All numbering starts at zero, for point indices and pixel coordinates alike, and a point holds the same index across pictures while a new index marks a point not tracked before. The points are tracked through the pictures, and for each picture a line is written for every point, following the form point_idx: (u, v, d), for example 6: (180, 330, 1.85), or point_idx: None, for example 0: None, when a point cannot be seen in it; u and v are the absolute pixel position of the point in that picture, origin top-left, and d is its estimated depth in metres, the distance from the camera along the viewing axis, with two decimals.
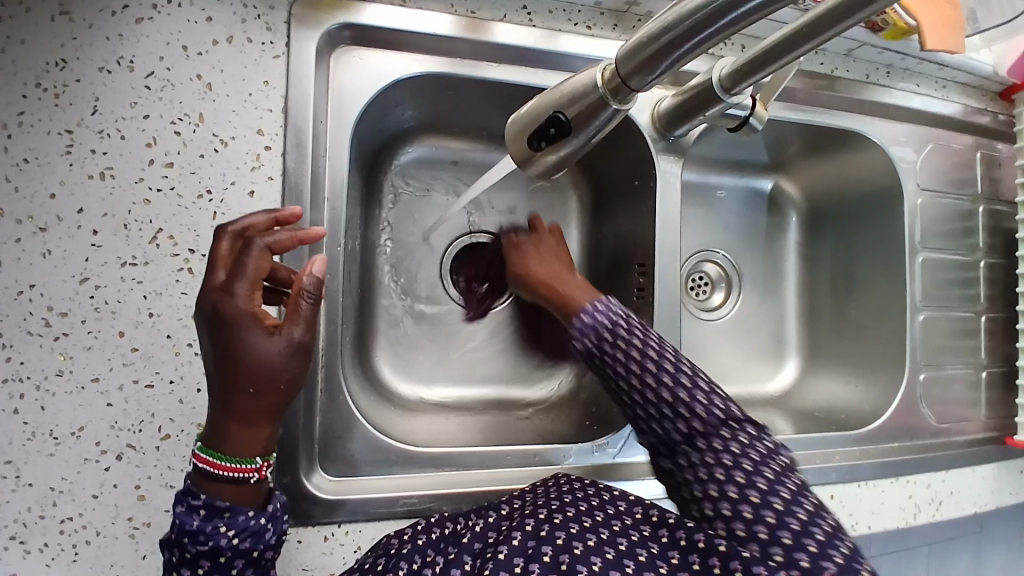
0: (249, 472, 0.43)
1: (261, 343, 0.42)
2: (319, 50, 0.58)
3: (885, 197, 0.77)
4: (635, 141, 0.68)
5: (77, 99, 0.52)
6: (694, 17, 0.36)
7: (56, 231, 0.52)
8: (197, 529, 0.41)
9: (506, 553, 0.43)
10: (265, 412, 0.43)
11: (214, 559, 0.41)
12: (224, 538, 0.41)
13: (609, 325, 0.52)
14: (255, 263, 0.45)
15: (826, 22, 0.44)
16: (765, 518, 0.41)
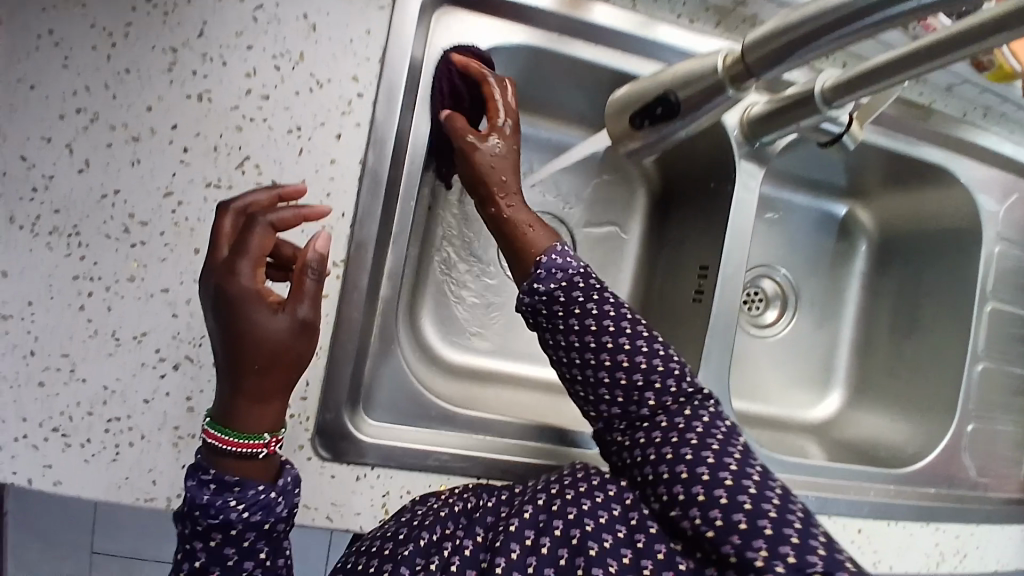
0: (258, 448, 0.45)
1: (268, 323, 0.44)
2: (424, 8, 0.59)
3: (965, 239, 0.75)
4: (717, 142, 0.68)
5: (185, 21, 0.54)
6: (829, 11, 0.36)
7: (147, 143, 0.54)
8: (208, 503, 0.44)
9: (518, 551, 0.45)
10: (272, 388, 0.45)
11: (229, 532, 0.44)
12: (234, 512, 0.44)
13: (563, 287, 0.51)
14: (258, 240, 0.45)
15: (938, 50, 0.44)
16: (739, 522, 0.42)
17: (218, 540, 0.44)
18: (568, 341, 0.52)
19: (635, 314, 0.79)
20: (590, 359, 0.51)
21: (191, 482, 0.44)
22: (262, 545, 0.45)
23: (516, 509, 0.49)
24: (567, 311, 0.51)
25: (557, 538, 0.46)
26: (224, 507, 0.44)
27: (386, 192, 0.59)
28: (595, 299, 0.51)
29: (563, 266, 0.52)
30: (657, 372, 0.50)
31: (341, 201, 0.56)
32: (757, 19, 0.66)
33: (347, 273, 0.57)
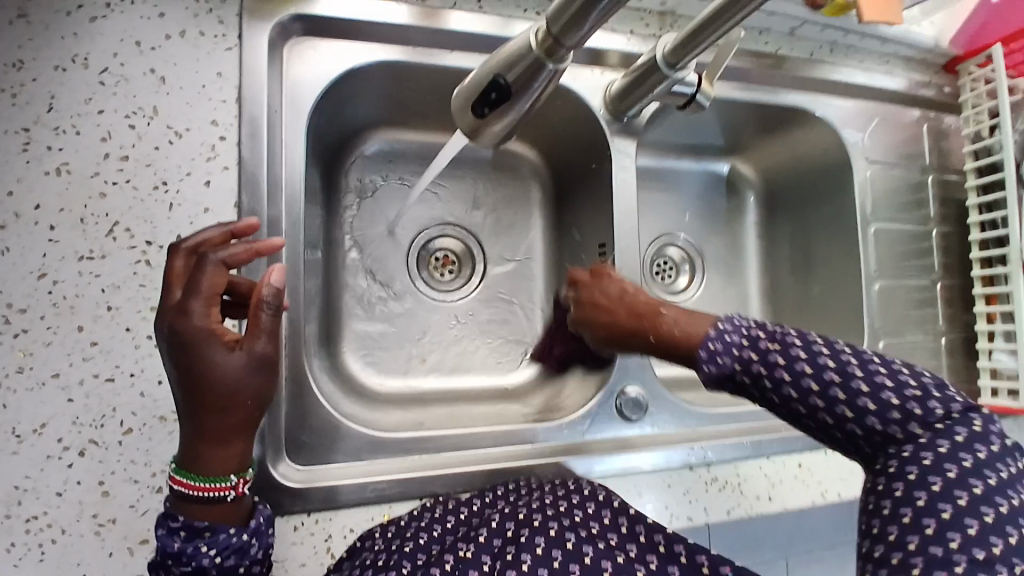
0: (224, 491, 0.42)
1: (223, 362, 0.41)
2: (270, 42, 0.58)
3: (838, 170, 0.79)
4: (591, 125, 0.70)
5: (34, 98, 0.52)
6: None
7: (14, 229, 0.51)
8: (181, 550, 0.41)
9: (530, 562, 0.44)
10: (238, 428, 0.42)
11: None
12: (208, 557, 0.41)
13: (749, 343, 0.47)
14: (210, 279, 0.43)
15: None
16: (932, 481, 0.39)
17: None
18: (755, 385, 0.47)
19: (553, 304, 0.80)
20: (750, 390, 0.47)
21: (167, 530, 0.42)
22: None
23: (525, 538, 0.46)
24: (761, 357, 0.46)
25: None
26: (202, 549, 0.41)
27: (270, 231, 0.58)
28: (777, 347, 0.46)
29: (736, 330, 0.48)
30: (832, 366, 0.44)
31: None
32: None
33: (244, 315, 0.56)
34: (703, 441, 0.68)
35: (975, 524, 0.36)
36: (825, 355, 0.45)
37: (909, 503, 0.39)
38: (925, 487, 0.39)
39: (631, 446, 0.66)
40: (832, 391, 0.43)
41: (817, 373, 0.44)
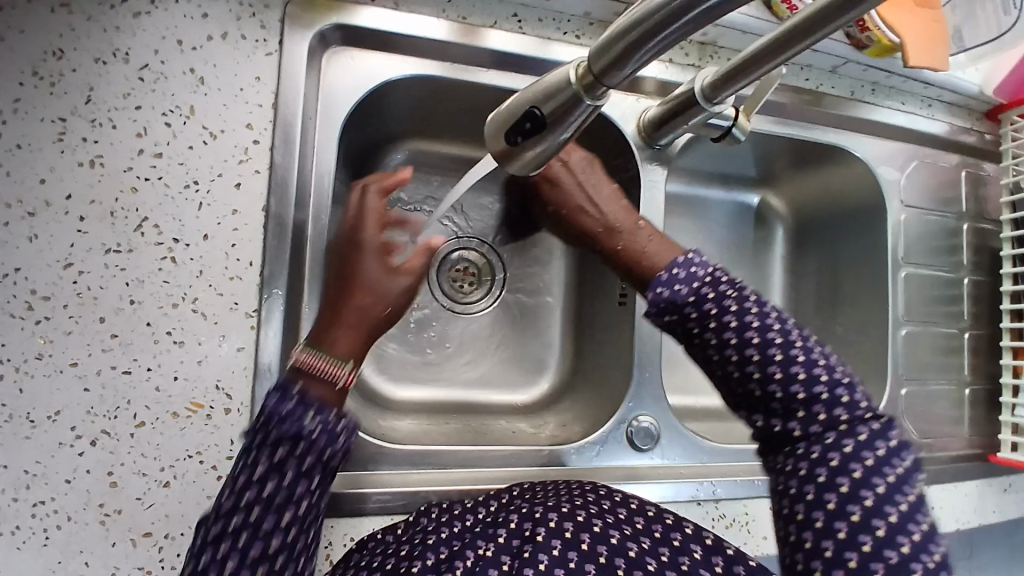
0: (338, 373, 0.47)
1: (389, 282, 0.56)
2: (310, 50, 0.59)
3: (868, 211, 0.78)
4: (624, 151, 0.69)
5: (71, 88, 0.52)
6: (660, 13, 0.34)
7: (44, 217, 0.51)
8: (258, 465, 0.42)
9: (547, 563, 0.44)
10: (360, 324, 0.53)
11: (273, 474, 0.42)
12: (283, 471, 0.42)
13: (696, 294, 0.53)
14: (375, 205, 0.60)
15: (785, 44, 0.47)
16: (854, 473, 0.45)
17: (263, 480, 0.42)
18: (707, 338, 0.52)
19: (572, 325, 0.79)
20: (689, 327, 0.53)
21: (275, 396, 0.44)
22: (302, 502, 0.43)
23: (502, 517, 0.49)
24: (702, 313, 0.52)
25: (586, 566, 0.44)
26: (283, 447, 0.43)
27: (294, 234, 0.59)
28: (733, 296, 0.52)
29: (687, 279, 0.54)
30: (776, 362, 0.49)
31: (243, 249, 0.56)
32: None
33: (263, 319, 0.56)
34: (712, 477, 0.67)
35: (880, 526, 0.43)
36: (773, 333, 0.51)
37: (842, 518, 0.44)
38: (855, 501, 0.44)
39: (637, 476, 0.66)
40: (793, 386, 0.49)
41: (763, 358, 0.50)
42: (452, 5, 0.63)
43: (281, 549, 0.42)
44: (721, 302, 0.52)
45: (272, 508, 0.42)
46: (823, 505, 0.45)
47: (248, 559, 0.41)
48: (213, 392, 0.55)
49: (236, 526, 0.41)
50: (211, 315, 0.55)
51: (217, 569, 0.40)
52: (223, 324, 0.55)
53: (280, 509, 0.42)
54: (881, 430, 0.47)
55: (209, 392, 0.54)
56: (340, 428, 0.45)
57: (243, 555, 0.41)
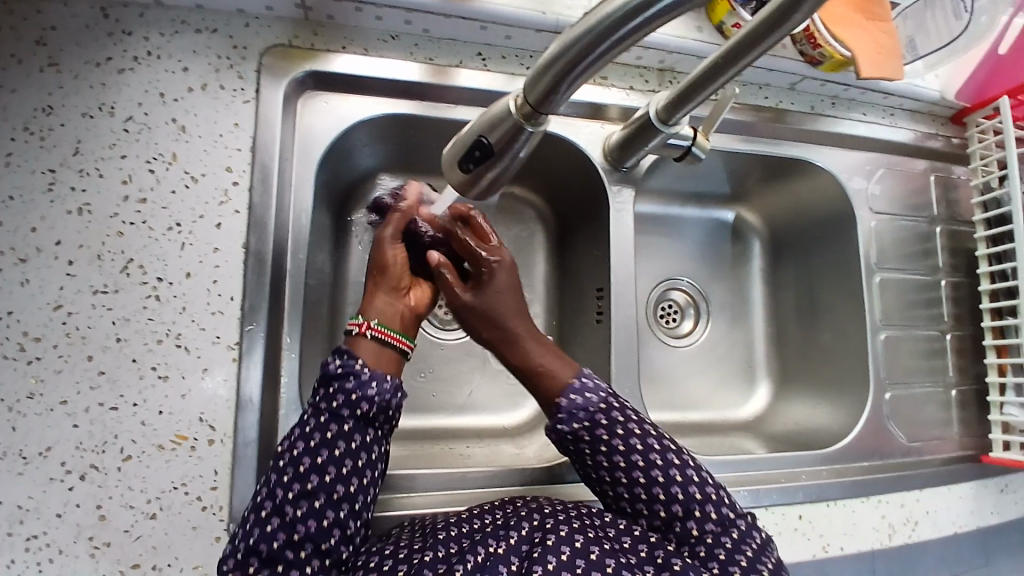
0: (405, 346, 0.55)
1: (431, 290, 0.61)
2: (286, 96, 0.63)
3: (838, 220, 0.79)
4: (591, 175, 0.73)
5: (60, 141, 0.56)
6: (581, 39, 0.37)
7: (35, 262, 0.55)
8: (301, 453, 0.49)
9: (555, 564, 0.47)
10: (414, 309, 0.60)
11: (313, 418, 0.50)
12: (325, 451, 0.49)
13: (590, 424, 0.54)
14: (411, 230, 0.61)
15: (726, 63, 0.50)
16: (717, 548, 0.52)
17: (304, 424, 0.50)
18: (595, 462, 0.55)
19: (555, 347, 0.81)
20: (584, 447, 0.55)
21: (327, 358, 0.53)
22: (336, 445, 0.49)
23: (515, 522, 0.52)
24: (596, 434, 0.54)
25: (563, 561, 0.47)
26: (322, 393, 0.51)
27: (273, 268, 0.61)
28: (621, 422, 0.55)
29: (585, 405, 0.55)
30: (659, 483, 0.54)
31: (225, 285, 0.58)
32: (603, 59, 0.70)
33: (245, 352, 0.58)
34: None
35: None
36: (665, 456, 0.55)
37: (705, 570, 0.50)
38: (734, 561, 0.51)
39: None
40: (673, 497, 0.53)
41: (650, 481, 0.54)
42: (419, 48, 0.66)
43: (318, 488, 0.48)
44: (619, 430, 0.55)
45: (308, 447, 0.49)
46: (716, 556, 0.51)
47: (290, 492, 0.48)
48: (197, 424, 0.56)
49: (286, 462, 0.49)
50: (194, 349, 0.57)
51: (269, 498, 0.48)
52: (206, 356, 0.57)
53: (315, 449, 0.49)
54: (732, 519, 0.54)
55: (193, 424, 0.56)
56: (371, 377, 0.51)
57: (285, 489, 0.48)
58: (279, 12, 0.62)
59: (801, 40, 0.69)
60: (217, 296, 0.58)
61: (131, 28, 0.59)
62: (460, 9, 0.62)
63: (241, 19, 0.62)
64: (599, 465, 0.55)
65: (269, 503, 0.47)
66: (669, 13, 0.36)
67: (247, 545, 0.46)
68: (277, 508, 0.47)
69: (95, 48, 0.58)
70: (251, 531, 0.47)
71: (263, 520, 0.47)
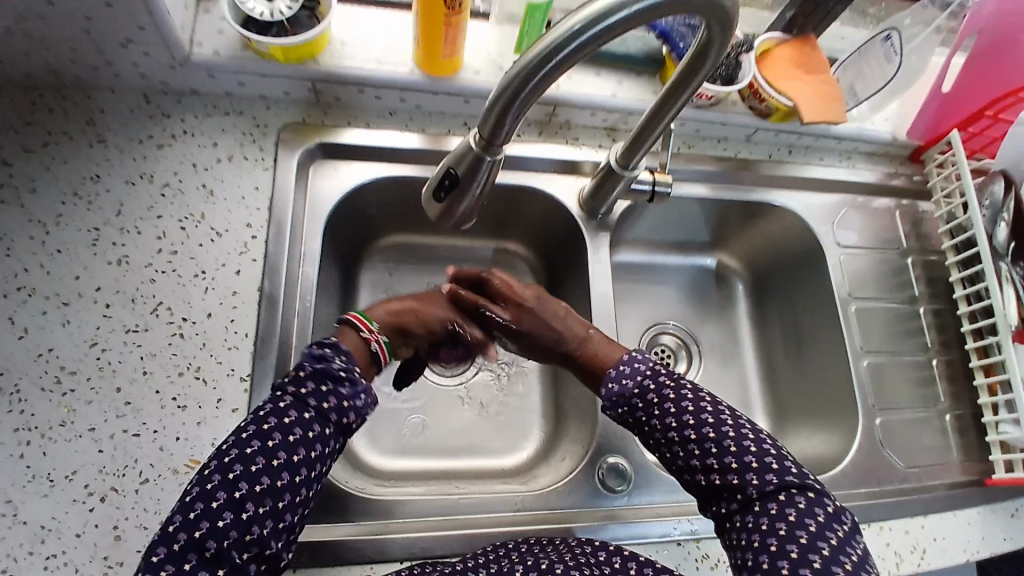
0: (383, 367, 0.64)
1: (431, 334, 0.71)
2: (300, 164, 0.73)
3: (811, 257, 0.85)
4: (571, 224, 0.80)
5: (105, 205, 0.67)
6: (510, 84, 0.46)
7: (75, 305, 0.63)
8: (273, 446, 0.50)
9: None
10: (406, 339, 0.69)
11: (296, 411, 0.52)
12: (291, 448, 0.51)
13: (641, 391, 0.62)
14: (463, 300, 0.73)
15: (664, 106, 0.59)
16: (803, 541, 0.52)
17: (284, 416, 0.52)
18: (659, 426, 0.60)
19: (550, 387, 0.84)
20: (639, 413, 0.61)
21: (309, 355, 0.56)
22: (314, 448, 0.52)
23: (512, 566, 0.55)
24: (649, 407, 0.61)
25: None
26: (312, 386, 0.54)
27: (284, 308, 0.68)
28: (671, 386, 0.62)
29: (632, 374, 0.62)
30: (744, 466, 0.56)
31: (240, 323, 0.65)
32: (574, 123, 0.80)
33: (254, 385, 0.64)
34: (689, 514, 0.68)
35: None
36: (747, 441, 0.57)
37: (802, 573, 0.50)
38: (808, 565, 0.50)
39: (618, 518, 0.67)
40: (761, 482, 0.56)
41: (736, 461, 0.56)
42: (414, 120, 0.77)
43: (286, 488, 0.50)
44: (699, 413, 0.59)
45: (287, 441, 0.51)
46: (787, 555, 0.51)
47: (258, 487, 0.49)
48: (209, 449, 0.61)
49: (253, 452, 0.50)
50: (210, 380, 0.63)
51: (227, 489, 0.48)
52: (221, 388, 0.63)
53: (293, 446, 0.51)
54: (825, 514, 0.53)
55: (205, 449, 0.61)
56: (362, 389, 0.56)
57: (254, 481, 0.49)
58: (295, 96, 0.74)
59: (749, 96, 0.78)
60: (233, 332, 0.65)
61: (170, 112, 0.72)
62: (444, 86, 0.74)
63: (263, 102, 0.74)
64: (669, 442, 0.59)
65: (225, 495, 0.48)
66: (584, 51, 0.44)
67: (188, 534, 0.46)
68: (236, 502, 0.48)
69: (139, 128, 0.71)
70: (195, 524, 0.47)
71: (214, 513, 0.47)
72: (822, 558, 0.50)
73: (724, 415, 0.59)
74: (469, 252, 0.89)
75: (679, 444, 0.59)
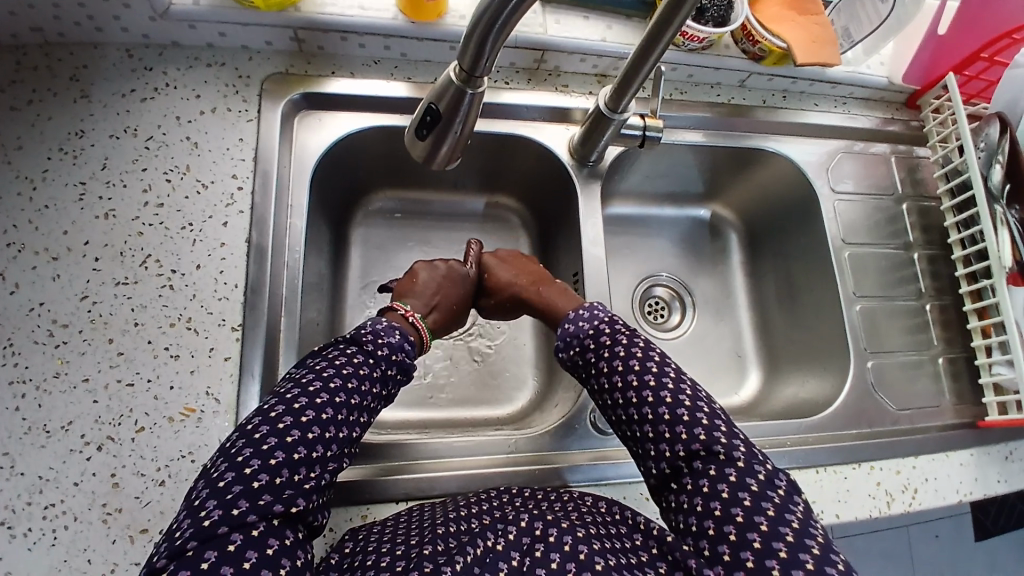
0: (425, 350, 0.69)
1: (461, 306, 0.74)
2: (284, 115, 0.72)
3: (805, 205, 0.84)
4: (561, 173, 0.79)
5: (90, 159, 0.66)
6: (484, 15, 0.44)
7: (65, 260, 0.63)
8: (364, 406, 0.54)
9: (559, 558, 0.50)
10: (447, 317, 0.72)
11: (376, 387, 0.56)
12: (369, 417, 0.55)
13: (593, 336, 0.62)
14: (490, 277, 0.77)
15: (650, 45, 0.57)
16: (738, 514, 0.50)
17: (373, 388, 0.56)
18: (607, 372, 0.60)
19: (544, 339, 0.84)
20: (588, 356, 0.62)
21: (398, 341, 0.60)
22: (365, 428, 0.55)
23: (512, 516, 0.54)
24: (599, 351, 0.61)
25: (565, 553, 0.50)
26: (393, 370, 0.58)
27: (273, 259, 0.68)
28: (625, 332, 0.62)
29: (590, 319, 0.63)
30: (683, 425, 0.55)
31: (229, 274, 0.65)
32: (563, 70, 0.79)
33: (246, 335, 0.64)
34: None
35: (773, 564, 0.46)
36: (686, 398, 0.56)
37: (746, 549, 0.48)
38: (748, 548, 0.48)
39: (609, 458, 0.68)
40: (697, 447, 0.54)
41: (673, 420, 0.55)
42: (399, 69, 0.76)
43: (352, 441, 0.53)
44: (645, 363, 0.59)
45: (370, 407, 0.55)
46: (725, 539, 0.49)
47: (339, 434, 0.51)
48: (204, 398, 0.61)
49: (355, 403, 0.53)
50: (202, 331, 0.63)
51: (320, 427, 0.50)
52: (212, 337, 0.63)
53: (368, 411, 0.55)
54: (764, 481, 0.51)
55: (200, 397, 0.61)
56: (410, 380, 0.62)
57: (338, 428, 0.51)
58: (277, 46, 0.73)
59: (742, 39, 0.77)
60: (223, 283, 0.65)
61: (152, 65, 0.71)
62: (428, 32, 0.72)
63: (245, 54, 0.73)
64: (613, 391, 0.59)
65: (318, 431, 0.50)
66: None
67: (251, 505, 0.45)
68: (324, 440, 0.50)
69: (122, 82, 0.69)
70: (257, 494, 0.45)
71: (277, 488, 0.46)
72: (765, 533, 0.48)
73: (668, 370, 0.58)
74: (460, 207, 0.88)
75: (623, 392, 0.58)
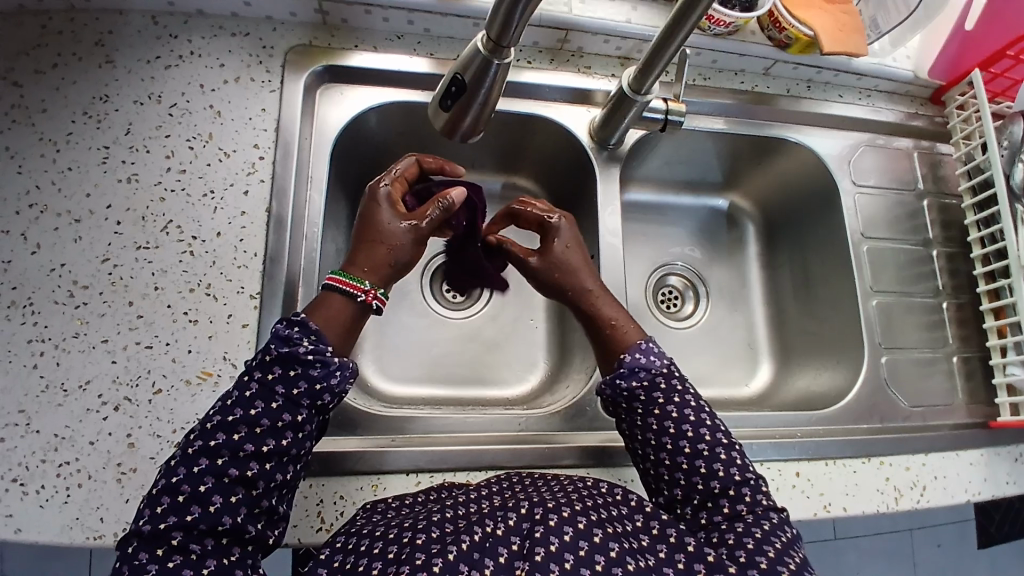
0: (359, 292, 0.55)
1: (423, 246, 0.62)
2: (307, 87, 0.72)
3: (825, 198, 0.83)
4: (581, 156, 0.79)
5: (114, 124, 0.66)
6: None
7: (87, 222, 0.63)
8: (255, 427, 0.48)
9: (559, 544, 0.47)
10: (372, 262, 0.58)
11: (290, 433, 0.50)
12: (274, 441, 0.48)
13: (653, 383, 0.59)
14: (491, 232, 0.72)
15: (676, 26, 0.56)
16: (769, 552, 0.50)
17: (283, 439, 0.49)
18: (662, 423, 0.58)
19: (556, 322, 0.84)
20: (637, 406, 0.59)
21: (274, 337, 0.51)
22: (288, 471, 0.50)
23: (514, 503, 0.52)
24: (656, 399, 0.59)
25: (565, 542, 0.47)
26: (280, 372, 0.50)
27: (292, 231, 0.68)
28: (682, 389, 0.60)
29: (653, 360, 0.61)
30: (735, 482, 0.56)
31: (247, 242, 0.65)
32: (586, 52, 0.78)
33: (264, 303, 0.64)
34: None
35: None
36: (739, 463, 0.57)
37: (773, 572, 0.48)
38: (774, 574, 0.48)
39: (618, 441, 0.68)
40: (741, 503, 0.55)
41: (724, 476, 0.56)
42: (422, 45, 0.76)
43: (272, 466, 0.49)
44: (707, 423, 0.58)
45: (272, 427, 0.48)
46: (756, 565, 0.49)
47: (265, 464, 0.48)
48: (221, 362, 0.62)
49: (241, 435, 0.48)
50: (221, 297, 0.63)
51: (235, 466, 0.47)
52: (231, 304, 0.63)
53: (281, 431, 0.49)
54: (794, 540, 0.53)
55: (217, 362, 0.62)
56: (336, 367, 0.51)
57: (257, 462, 0.48)
58: (301, 18, 0.73)
59: (769, 26, 0.75)
60: (240, 252, 0.65)
61: (177, 33, 0.71)
62: (452, 8, 0.72)
63: (269, 24, 0.73)
64: (662, 442, 0.58)
65: (236, 472, 0.47)
66: None
67: (185, 558, 0.44)
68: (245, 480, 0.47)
69: (146, 48, 0.69)
70: (186, 548, 0.45)
71: (232, 508, 0.46)
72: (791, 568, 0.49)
73: (725, 434, 0.59)
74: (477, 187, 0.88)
75: (674, 445, 0.57)
